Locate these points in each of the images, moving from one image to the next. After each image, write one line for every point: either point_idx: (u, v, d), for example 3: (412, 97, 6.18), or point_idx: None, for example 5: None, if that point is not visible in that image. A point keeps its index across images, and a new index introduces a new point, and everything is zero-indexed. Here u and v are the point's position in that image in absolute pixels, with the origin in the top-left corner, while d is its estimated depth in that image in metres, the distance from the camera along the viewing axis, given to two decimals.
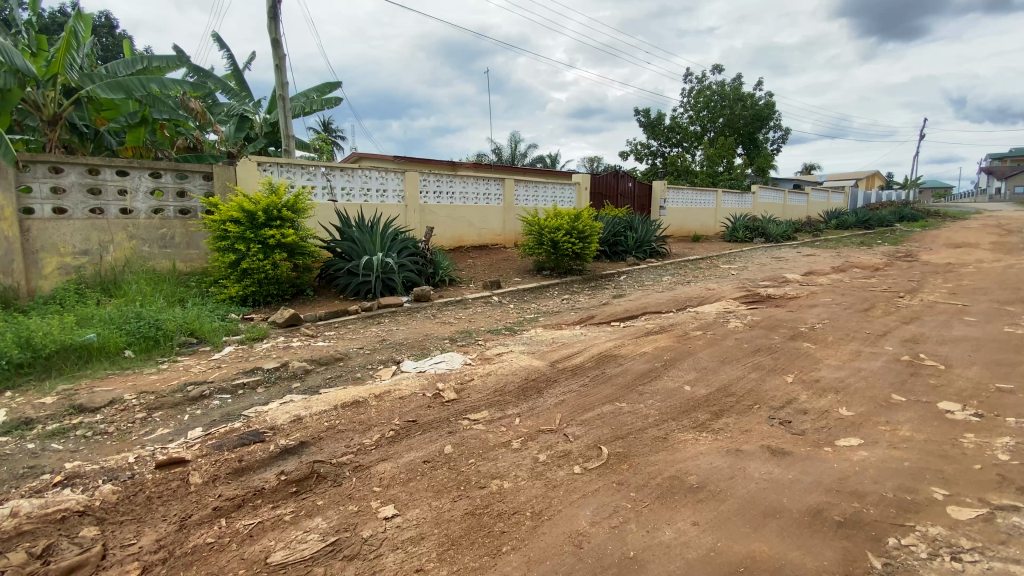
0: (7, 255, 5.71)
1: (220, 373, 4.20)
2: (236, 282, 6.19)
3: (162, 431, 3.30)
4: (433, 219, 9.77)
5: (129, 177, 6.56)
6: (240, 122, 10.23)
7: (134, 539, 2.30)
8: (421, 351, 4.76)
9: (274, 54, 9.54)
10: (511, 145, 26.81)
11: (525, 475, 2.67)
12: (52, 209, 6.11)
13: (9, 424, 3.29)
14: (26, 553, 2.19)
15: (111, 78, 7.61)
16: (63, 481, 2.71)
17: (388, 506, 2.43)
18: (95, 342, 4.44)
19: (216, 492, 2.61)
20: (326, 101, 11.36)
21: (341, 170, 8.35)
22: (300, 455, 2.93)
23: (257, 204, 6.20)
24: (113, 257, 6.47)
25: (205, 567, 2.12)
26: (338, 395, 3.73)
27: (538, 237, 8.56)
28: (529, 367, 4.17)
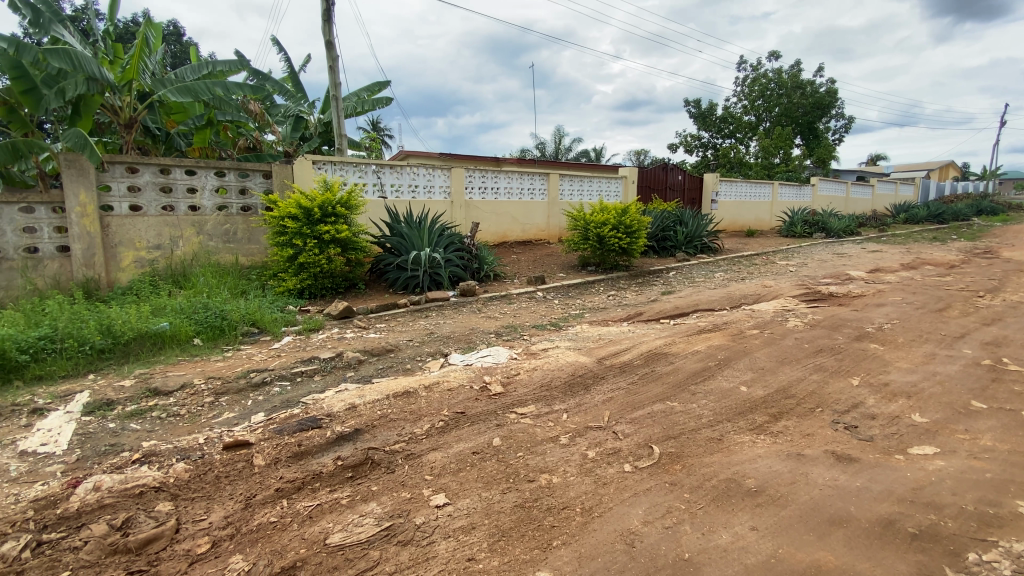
0: (90, 249, 6.21)
1: (280, 361, 4.41)
2: (293, 276, 6.46)
3: (227, 415, 3.50)
4: (479, 215, 9.85)
5: (196, 176, 6.96)
6: (296, 123, 10.66)
7: (204, 515, 2.46)
8: (468, 344, 4.81)
9: (328, 55, 9.85)
10: (556, 139, 26.57)
11: (575, 470, 2.65)
12: (128, 206, 6.57)
13: (94, 405, 3.59)
14: (108, 525, 2.37)
15: (180, 82, 8.09)
16: (141, 459, 2.92)
17: (439, 495, 2.48)
18: (167, 330, 4.76)
19: (277, 474, 2.74)
20: (376, 100, 11.65)
21: (391, 168, 8.55)
22: (355, 441, 3.04)
23: (313, 201, 6.46)
24: (183, 251, 6.91)
25: (269, 544, 2.22)
26: (388, 386, 3.83)
27: (584, 232, 8.46)
28: (576, 363, 4.13)
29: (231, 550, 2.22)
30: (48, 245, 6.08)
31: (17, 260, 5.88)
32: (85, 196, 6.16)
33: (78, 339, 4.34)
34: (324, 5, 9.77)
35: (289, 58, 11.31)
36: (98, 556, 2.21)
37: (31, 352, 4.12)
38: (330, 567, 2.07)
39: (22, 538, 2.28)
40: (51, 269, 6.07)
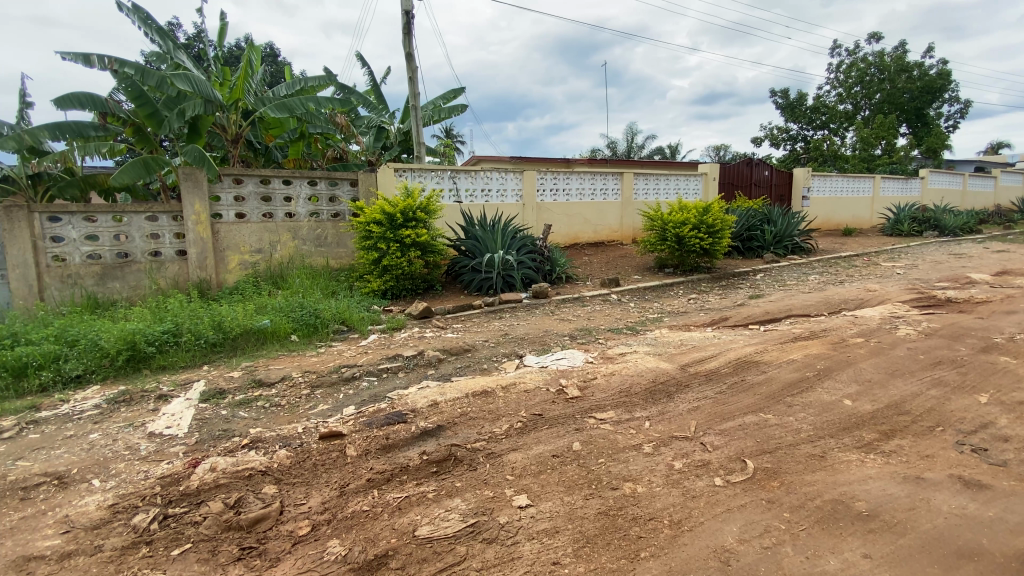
0: (203, 253, 6.91)
1: (367, 358, 4.65)
2: (377, 278, 6.81)
3: (322, 407, 3.74)
4: (551, 217, 9.84)
5: (292, 185, 7.54)
6: (378, 133, 11.22)
7: (304, 499, 2.64)
8: (543, 346, 4.80)
9: (407, 66, 10.29)
10: (629, 136, 25.91)
11: (660, 481, 2.56)
12: (235, 214, 7.24)
13: (208, 393, 3.98)
14: (224, 503, 2.62)
15: (277, 100, 8.80)
16: (249, 444, 3.20)
17: (522, 495, 2.49)
18: (268, 327, 5.20)
19: (367, 465, 2.89)
20: (451, 108, 12.01)
21: (466, 172, 8.76)
22: (438, 437, 3.13)
23: (396, 207, 6.76)
24: (280, 255, 7.52)
25: (363, 532, 2.35)
26: (467, 384, 3.92)
27: (662, 232, 8.18)
28: (657, 369, 3.99)
29: (328, 534, 2.37)
30: (169, 250, 6.83)
31: (144, 262, 6.66)
32: (199, 205, 6.86)
33: (195, 333, 4.85)
34: (405, 19, 10.23)
35: (372, 72, 11.92)
36: (214, 531, 2.44)
37: (156, 344, 4.65)
38: (419, 559, 2.14)
39: (152, 510, 2.58)
40: (171, 271, 6.81)
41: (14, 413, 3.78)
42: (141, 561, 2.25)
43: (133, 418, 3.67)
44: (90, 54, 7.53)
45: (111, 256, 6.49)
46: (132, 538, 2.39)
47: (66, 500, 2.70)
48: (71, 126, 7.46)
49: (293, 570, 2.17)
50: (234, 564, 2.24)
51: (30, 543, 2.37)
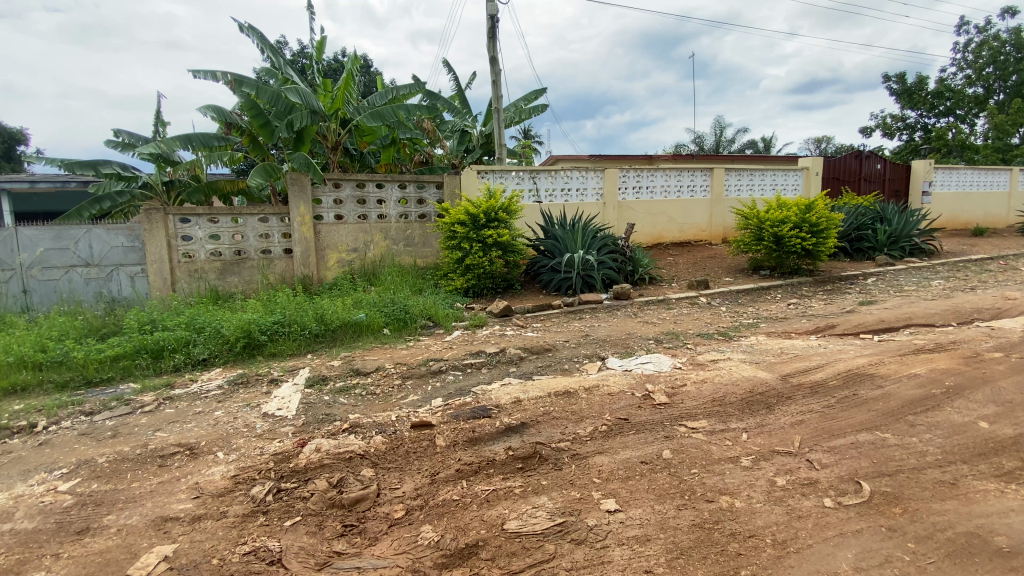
0: (307, 251, 7.54)
1: (452, 353, 4.82)
2: (460, 276, 7.03)
3: (413, 398, 3.94)
4: (634, 216, 9.59)
5: (384, 189, 8.00)
6: (462, 136, 11.55)
7: (398, 484, 2.79)
8: (626, 349, 4.70)
9: (491, 69, 10.51)
10: (717, 131, 24.61)
11: (761, 497, 2.43)
12: (334, 216, 7.80)
13: (313, 379, 4.33)
14: (328, 482, 2.84)
15: (371, 108, 9.37)
16: (349, 429, 3.44)
17: (610, 499, 2.46)
18: (364, 321, 5.57)
19: (456, 456, 2.99)
20: (533, 109, 12.08)
21: (547, 172, 8.78)
22: (522, 434, 3.17)
23: (479, 208, 6.95)
24: (373, 253, 8.01)
25: (454, 520, 2.44)
26: (551, 383, 3.93)
27: (757, 231, 7.68)
28: (754, 378, 3.76)
29: (421, 519, 2.48)
30: (277, 248, 7.51)
31: (257, 260, 7.38)
32: (304, 208, 7.48)
33: (300, 324, 5.30)
34: (490, 24, 10.45)
35: (457, 77, 12.28)
36: (320, 507, 2.65)
37: (268, 333, 5.14)
38: (509, 552, 2.19)
39: (267, 483, 2.85)
40: (279, 267, 7.49)
41: (154, 389, 4.35)
42: (258, 529, 2.49)
43: (250, 399, 4.08)
44: (217, 73, 8.47)
45: (230, 253, 7.25)
46: (252, 507, 2.66)
47: (197, 469, 3.07)
48: (198, 138, 8.43)
49: (390, 550, 2.30)
50: (337, 539, 2.41)
51: (168, 505, 2.71)
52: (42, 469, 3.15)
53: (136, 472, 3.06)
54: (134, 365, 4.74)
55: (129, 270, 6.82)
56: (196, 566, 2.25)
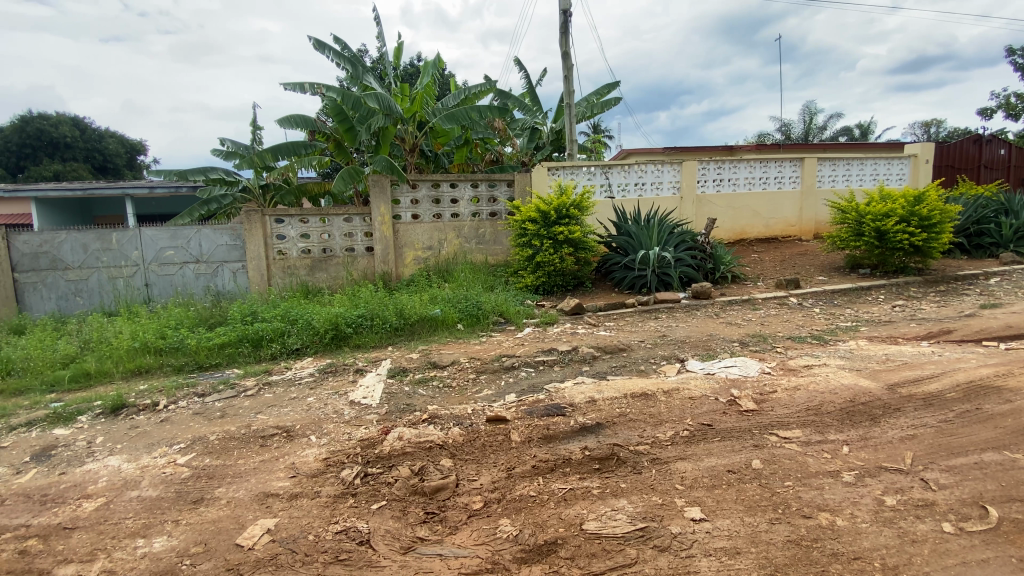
0: (386, 249, 7.90)
1: (524, 350, 4.84)
2: (531, 273, 7.05)
3: (487, 392, 4.00)
4: (715, 210, 9.13)
5: (458, 188, 8.19)
6: (532, 134, 11.55)
7: (476, 476, 2.85)
8: (708, 351, 4.48)
9: (563, 65, 10.41)
10: (806, 118, 22.77)
11: (867, 517, 2.24)
12: (411, 215, 8.11)
13: (394, 370, 4.54)
14: (410, 469, 2.95)
15: (446, 111, 9.62)
16: (428, 420, 3.55)
17: (695, 508, 2.37)
18: (439, 316, 5.75)
19: (531, 453, 3.00)
20: (605, 103, 11.84)
21: (620, 167, 8.57)
22: (599, 435, 3.12)
23: (551, 205, 6.93)
24: (447, 251, 8.24)
25: (532, 516, 2.45)
26: (627, 384, 3.83)
27: (855, 226, 7.05)
28: (855, 387, 3.44)
29: (499, 513, 2.52)
30: (360, 246, 7.94)
31: (342, 257, 7.84)
32: (383, 208, 7.84)
33: (382, 318, 5.57)
34: (562, 19, 10.36)
35: (528, 75, 12.28)
36: (404, 493, 2.77)
37: (353, 326, 5.45)
38: (589, 553, 2.17)
39: (355, 467, 3.01)
40: (361, 264, 7.91)
41: (255, 375, 4.77)
42: (348, 510, 2.64)
43: (338, 387, 4.35)
44: (305, 84, 9.08)
45: (318, 251, 7.77)
46: (342, 489, 2.82)
47: (293, 450, 3.31)
48: (287, 147, 9.18)
49: (470, 540, 2.35)
50: (420, 526, 2.50)
51: (269, 481, 2.95)
52: (164, 443, 3.54)
53: (241, 450, 3.35)
54: (237, 352, 5.21)
55: (232, 266, 7.50)
56: (294, 540, 2.42)
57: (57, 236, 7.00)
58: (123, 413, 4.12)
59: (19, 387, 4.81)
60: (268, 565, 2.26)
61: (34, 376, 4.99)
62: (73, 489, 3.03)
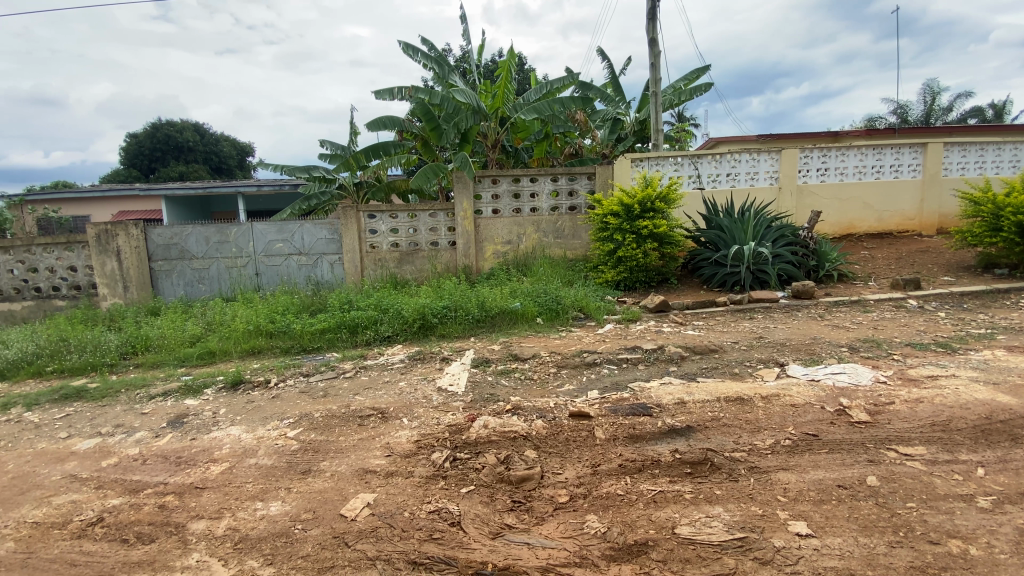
0: (468, 243, 8.12)
1: (607, 346, 4.77)
2: (612, 269, 6.91)
3: (569, 387, 3.99)
4: (818, 202, 8.40)
5: (538, 182, 8.22)
6: (614, 124, 11.29)
7: (561, 469, 2.86)
8: (810, 356, 4.16)
9: (650, 51, 10.05)
10: (927, 99, 20.28)
11: (1007, 548, 2.00)
12: (492, 210, 8.28)
13: (478, 361, 4.67)
14: (496, 458, 3.02)
15: (528, 105, 9.65)
16: (511, 411, 3.61)
17: (800, 522, 2.23)
18: (519, 309, 5.82)
19: (617, 451, 2.95)
20: (694, 89, 11.29)
21: (710, 157, 8.15)
22: (689, 438, 3.01)
23: (634, 198, 6.74)
24: (525, 246, 8.30)
25: (620, 515, 2.41)
26: (720, 387, 3.65)
27: (991, 220, 6.19)
28: (993, 403, 3.03)
29: (585, 508, 2.51)
30: (444, 241, 8.22)
31: (427, 251, 8.17)
32: (466, 203, 8.03)
33: (465, 309, 5.74)
34: (650, 4, 9.99)
35: (611, 64, 12.00)
36: (491, 480, 2.84)
37: (438, 316, 5.68)
38: (683, 558, 2.11)
39: (444, 451, 3.14)
40: (444, 258, 8.19)
41: (352, 359, 5.12)
42: (440, 492, 2.76)
43: (427, 373, 4.56)
44: (394, 89, 9.51)
45: (406, 245, 8.15)
46: (432, 472, 2.95)
47: (387, 431, 3.52)
48: (380, 146, 9.67)
49: (557, 532, 2.37)
50: (508, 513, 2.56)
51: (367, 459, 3.16)
52: (276, 417, 3.91)
53: (342, 428, 3.62)
54: (336, 337, 5.62)
55: (330, 258, 8.07)
56: (392, 516, 2.58)
57: (184, 229, 7.91)
58: (240, 388, 4.60)
59: (157, 361, 5.53)
60: (370, 537, 2.42)
61: (169, 352, 5.71)
62: (202, 453, 3.44)
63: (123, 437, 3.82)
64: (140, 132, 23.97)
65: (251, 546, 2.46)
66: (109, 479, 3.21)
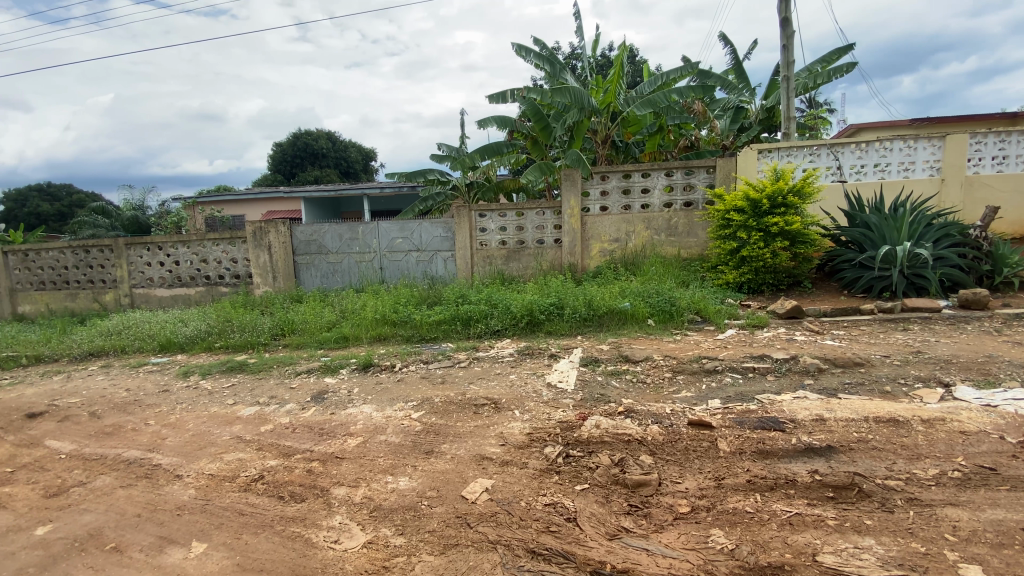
0: (574, 240, 8.09)
1: (729, 353, 4.47)
2: (733, 269, 6.47)
3: (686, 394, 3.81)
4: (993, 196, 7.09)
5: (650, 177, 7.94)
6: (736, 114, 10.55)
7: (680, 479, 2.73)
8: (984, 377, 3.54)
9: (782, 33, 9.20)
10: None
11: None
12: (600, 207, 8.17)
13: (587, 359, 4.65)
14: (610, 459, 2.98)
15: (642, 97, 9.33)
16: (624, 413, 3.54)
17: (975, 566, 1.93)
18: (629, 309, 5.67)
19: (744, 465, 2.76)
20: (833, 71, 10.14)
21: (853, 146, 7.26)
22: (830, 459, 2.72)
23: (762, 192, 6.22)
24: (634, 244, 8.07)
25: (750, 533, 2.26)
26: (867, 406, 3.25)
27: None
28: None
29: (709, 522, 2.38)
30: (550, 238, 8.29)
31: (533, 249, 8.30)
32: (574, 200, 8.01)
33: (572, 307, 5.75)
34: None
35: (734, 51, 11.20)
36: (606, 480, 2.81)
37: (547, 313, 5.75)
38: None
39: (557, 446, 3.17)
40: (550, 255, 8.25)
41: (465, 349, 5.38)
42: (554, 486, 2.79)
43: (537, 368, 4.64)
44: (507, 91, 9.77)
45: (513, 243, 8.35)
46: (546, 466, 2.99)
47: (500, 421, 3.65)
48: (491, 147, 9.98)
49: (678, 542, 2.28)
50: (625, 516, 2.51)
51: (483, 446, 3.30)
52: (401, 399, 4.24)
53: (459, 414, 3.82)
54: (451, 329, 5.94)
55: (444, 255, 8.53)
56: (509, 503, 2.66)
57: (321, 227, 8.84)
58: (370, 370, 5.07)
59: (301, 342, 6.27)
60: (489, 520, 2.53)
61: (310, 335, 6.45)
62: (340, 427, 3.84)
63: (277, 407, 4.40)
64: (284, 141, 27.09)
65: (384, 515, 2.70)
66: (266, 443, 3.71)
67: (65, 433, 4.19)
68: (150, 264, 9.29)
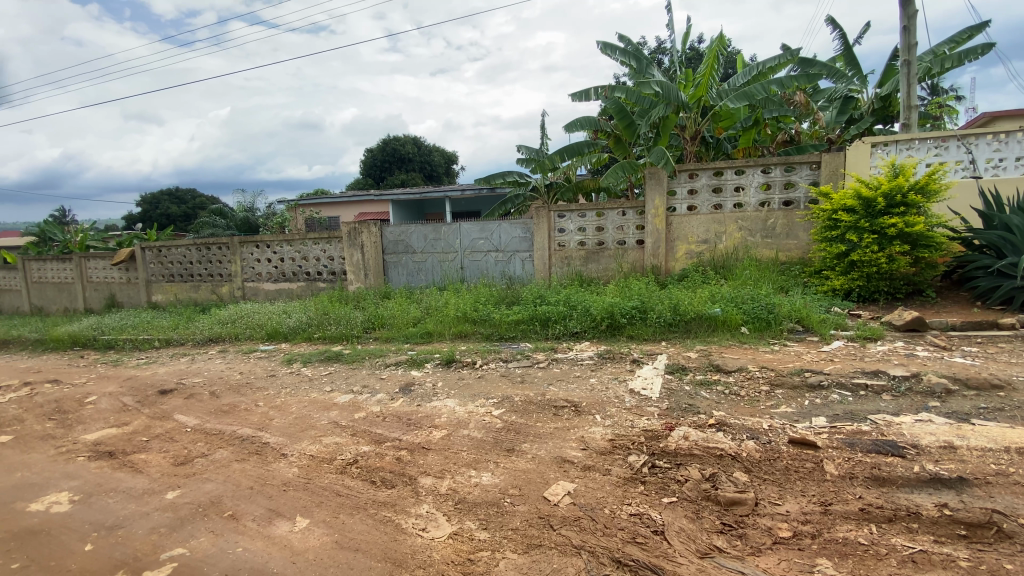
0: (658, 241, 7.80)
1: (836, 367, 4.08)
2: (841, 275, 5.92)
3: (786, 409, 3.53)
4: None
5: (744, 174, 7.46)
6: (844, 104, 9.63)
7: (780, 501, 2.53)
8: None
9: (903, 13, 8.26)
10: None
11: None
12: (687, 207, 7.81)
13: (672, 367, 4.47)
14: (700, 474, 2.83)
15: (737, 90, 8.78)
16: (716, 425, 3.35)
17: None
18: (720, 315, 5.36)
19: (856, 492, 2.50)
20: (965, 52, 8.95)
21: (990, 136, 6.35)
22: (961, 492, 2.40)
23: (877, 190, 5.61)
24: (725, 245, 7.63)
25: (864, 567, 2.05)
26: (1008, 435, 2.83)
27: None
28: None
29: (815, 550, 2.18)
30: (631, 239, 8.06)
31: (613, 249, 8.12)
32: (659, 200, 7.72)
33: (656, 312, 5.55)
34: None
35: (842, 36, 10.24)
36: (696, 495, 2.67)
37: (628, 316, 5.61)
38: None
39: (642, 456, 3.07)
40: (632, 257, 8.04)
41: (544, 350, 5.40)
42: (640, 496, 2.71)
43: (618, 373, 4.53)
44: (590, 90, 9.64)
45: (593, 243, 8.22)
46: (630, 474, 2.91)
47: (581, 425, 3.61)
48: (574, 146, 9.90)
49: (779, 569, 2.12)
50: (717, 535, 2.37)
51: (565, 449, 3.27)
52: (482, 396, 4.33)
53: (539, 414, 3.83)
54: (529, 329, 5.99)
55: (523, 255, 8.60)
56: (593, 509, 2.62)
57: (409, 227, 9.26)
58: (453, 365, 5.23)
59: (390, 337, 6.63)
60: (573, 525, 2.51)
61: (398, 329, 6.78)
62: (426, 419, 4.00)
63: (368, 396, 4.68)
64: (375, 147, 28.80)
65: (469, 508, 2.77)
66: (360, 429, 3.96)
67: (189, 409, 4.74)
68: (259, 261, 10.27)
